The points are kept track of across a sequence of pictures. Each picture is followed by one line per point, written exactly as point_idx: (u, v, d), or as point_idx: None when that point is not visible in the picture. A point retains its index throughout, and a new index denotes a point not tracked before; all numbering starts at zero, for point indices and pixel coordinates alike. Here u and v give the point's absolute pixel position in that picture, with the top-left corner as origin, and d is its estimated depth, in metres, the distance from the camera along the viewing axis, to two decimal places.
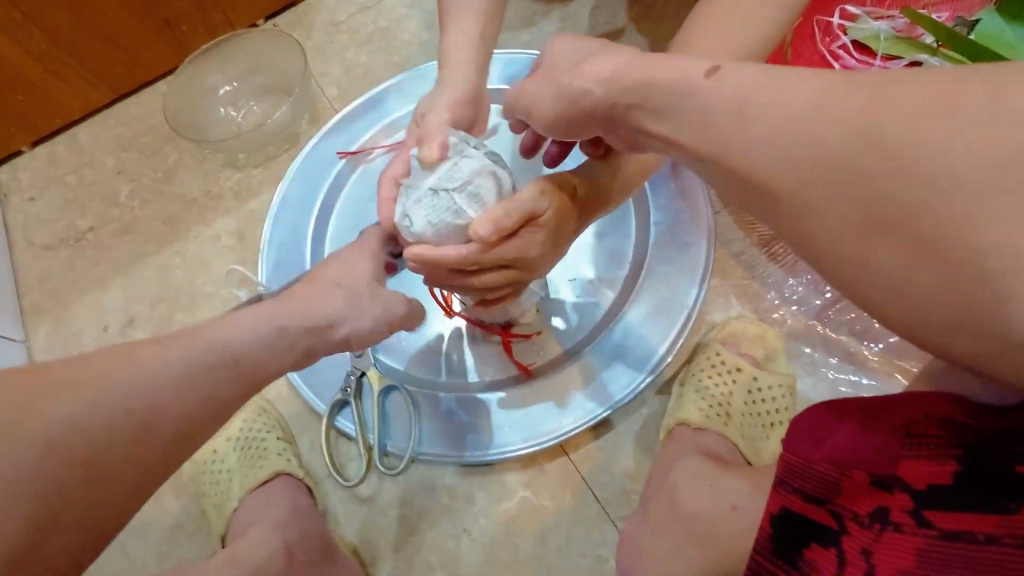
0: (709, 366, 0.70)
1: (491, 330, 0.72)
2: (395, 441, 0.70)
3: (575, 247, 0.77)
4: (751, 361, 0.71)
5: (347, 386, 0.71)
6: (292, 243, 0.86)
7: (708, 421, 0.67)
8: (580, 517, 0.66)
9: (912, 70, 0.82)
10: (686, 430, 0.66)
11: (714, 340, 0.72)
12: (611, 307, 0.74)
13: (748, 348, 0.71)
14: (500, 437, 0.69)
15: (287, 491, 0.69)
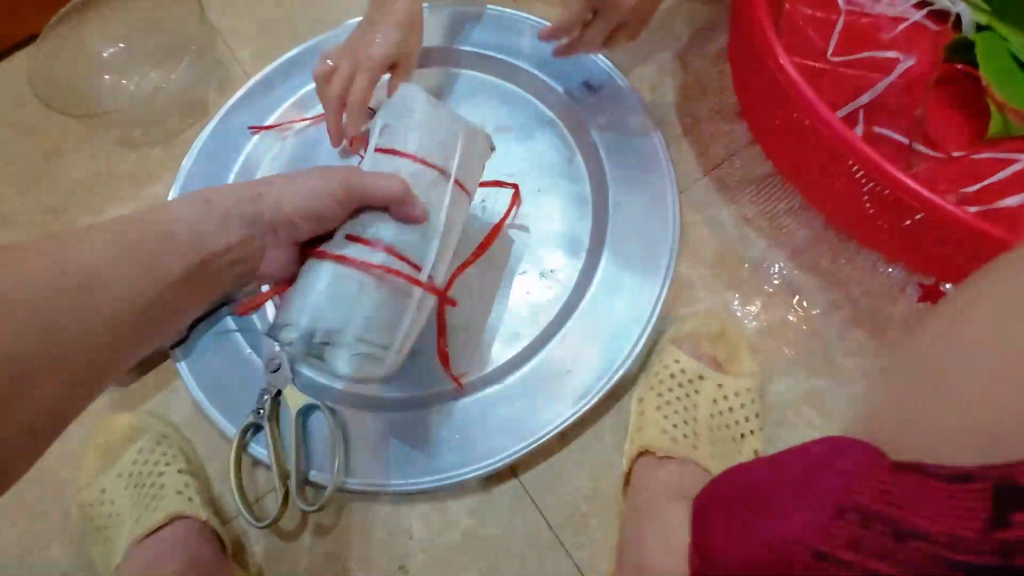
0: (667, 376, 0.63)
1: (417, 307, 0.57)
2: (318, 469, 0.61)
3: (525, 236, 0.67)
4: (714, 368, 0.64)
5: (260, 407, 0.61)
6: (216, 175, 0.75)
7: (674, 447, 0.60)
8: (532, 547, 0.58)
9: (921, 10, 0.70)
10: (649, 460, 0.60)
11: (672, 350, 0.64)
12: (566, 304, 0.65)
13: (709, 350, 0.65)
14: (441, 459, 0.60)
15: (188, 534, 0.60)
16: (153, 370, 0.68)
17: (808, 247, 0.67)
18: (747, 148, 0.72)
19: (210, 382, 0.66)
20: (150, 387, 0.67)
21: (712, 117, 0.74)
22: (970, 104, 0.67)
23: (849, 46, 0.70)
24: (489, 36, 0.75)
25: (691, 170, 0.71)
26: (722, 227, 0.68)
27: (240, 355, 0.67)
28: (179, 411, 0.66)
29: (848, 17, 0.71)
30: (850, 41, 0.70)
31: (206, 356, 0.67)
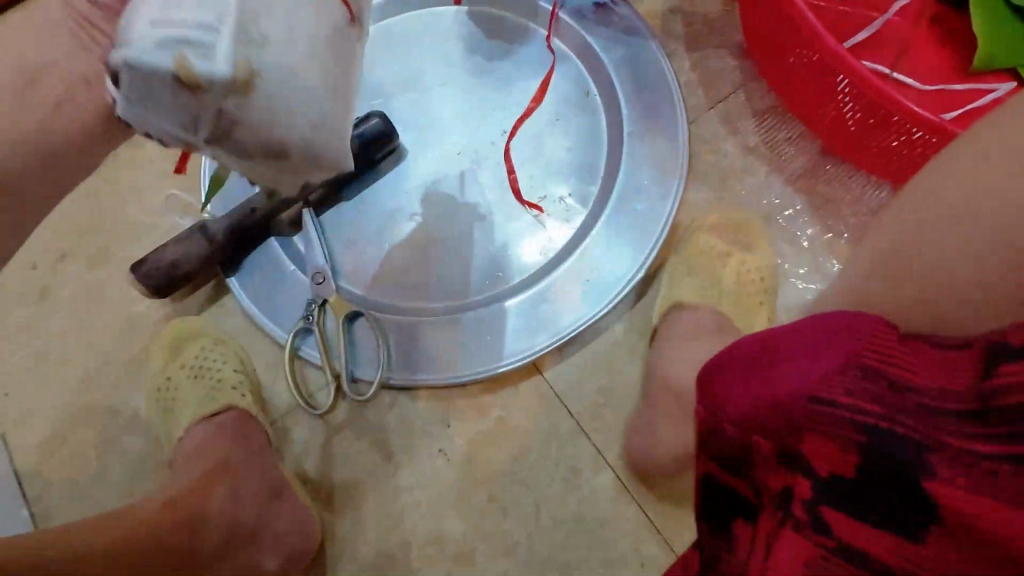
0: (700, 248, 0.69)
1: None
2: (362, 368, 0.67)
3: (552, 151, 0.74)
4: (741, 246, 0.70)
5: (308, 312, 0.68)
6: None
7: (700, 297, 0.67)
8: (554, 432, 0.66)
9: None
10: (679, 310, 0.67)
11: (686, 247, 0.70)
12: (583, 224, 0.71)
13: (735, 234, 0.71)
14: (472, 359, 0.67)
15: (239, 424, 0.66)
16: (208, 287, 0.75)
17: (803, 173, 0.73)
18: (750, 83, 0.77)
19: (259, 298, 0.73)
20: (206, 302, 0.75)
21: (719, 53, 0.79)
22: (955, 41, 0.72)
23: None
24: None
25: (699, 102, 0.77)
26: (726, 155, 0.75)
27: (285, 273, 0.73)
28: (233, 321, 0.73)
29: None
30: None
31: (254, 275, 0.74)
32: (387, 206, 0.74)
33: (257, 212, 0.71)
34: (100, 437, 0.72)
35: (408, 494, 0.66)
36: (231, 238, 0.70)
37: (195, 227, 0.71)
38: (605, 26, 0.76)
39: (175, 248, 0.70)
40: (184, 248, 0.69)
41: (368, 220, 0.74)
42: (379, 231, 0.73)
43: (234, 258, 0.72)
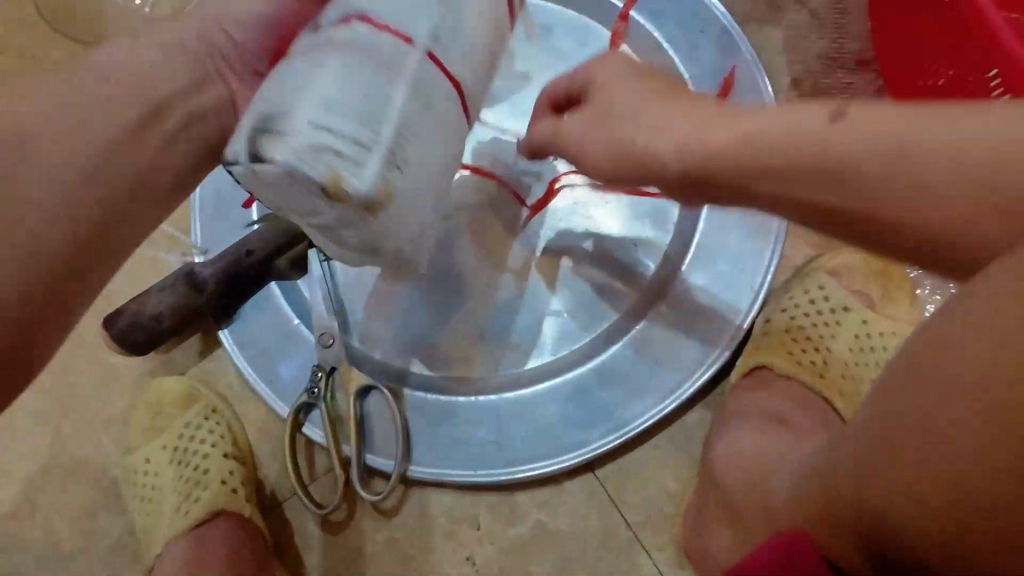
0: (807, 303, 0.55)
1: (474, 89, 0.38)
2: (377, 455, 0.56)
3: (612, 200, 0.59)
4: (863, 301, 0.56)
5: (314, 385, 0.56)
6: None
7: (800, 368, 0.53)
8: (606, 543, 0.55)
9: None
10: (768, 374, 0.54)
11: (778, 310, 0.55)
12: (652, 284, 0.58)
13: (861, 285, 0.56)
14: (510, 452, 0.55)
15: (230, 525, 0.56)
16: (196, 336, 0.63)
17: None
18: None
19: (254, 355, 0.60)
20: (194, 354, 0.62)
21: (826, 65, 0.63)
22: None
23: None
24: None
25: None
26: None
27: (287, 327, 0.61)
28: (226, 382, 0.62)
29: None
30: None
31: (250, 327, 0.61)
32: None
33: (253, 256, 0.57)
34: (56, 510, 0.59)
35: None
36: (224, 288, 0.57)
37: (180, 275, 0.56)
38: (689, 32, 0.61)
39: (154, 296, 0.57)
40: (166, 299, 0.56)
41: None
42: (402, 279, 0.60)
43: (227, 308, 0.59)
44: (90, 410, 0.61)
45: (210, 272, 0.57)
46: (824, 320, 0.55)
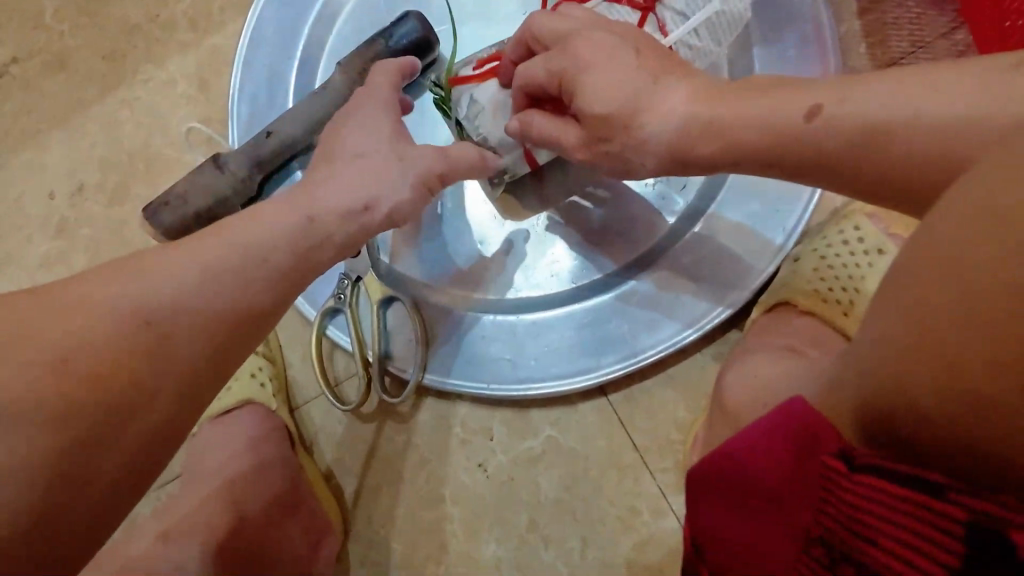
0: (836, 239, 0.55)
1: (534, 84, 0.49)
2: (399, 363, 0.59)
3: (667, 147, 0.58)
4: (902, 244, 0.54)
5: (340, 291, 0.58)
6: (289, 30, 0.66)
7: (818, 305, 0.52)
8: (613, 464, 0.57)
9: None
10: (785, 309, 0.53)
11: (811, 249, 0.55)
12: (677, 215, 0.57)
13: (901, 229, 0.55)
14: (524, 370, 0.57)
15: (261, 415, 0.59)
16: None
17: None
18: (937, 40, 0.57)
19: None
20: None
21: None
22: None
23: None
24: None
25: (857, 65, 0.58)
26: None
27: None
28: None
29: None
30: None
31: None
32: None
33: (274, 137, 0.60)
34: None
35: (441, 507, 0.59)
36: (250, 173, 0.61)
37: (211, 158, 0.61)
38: None
39: (188, 182, 0.60)
40: (196, 181, 0.60)
41: None
42: None
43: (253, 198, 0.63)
44: None
45: (238, 157, 0.60)
46: (857, 260, 0.53)
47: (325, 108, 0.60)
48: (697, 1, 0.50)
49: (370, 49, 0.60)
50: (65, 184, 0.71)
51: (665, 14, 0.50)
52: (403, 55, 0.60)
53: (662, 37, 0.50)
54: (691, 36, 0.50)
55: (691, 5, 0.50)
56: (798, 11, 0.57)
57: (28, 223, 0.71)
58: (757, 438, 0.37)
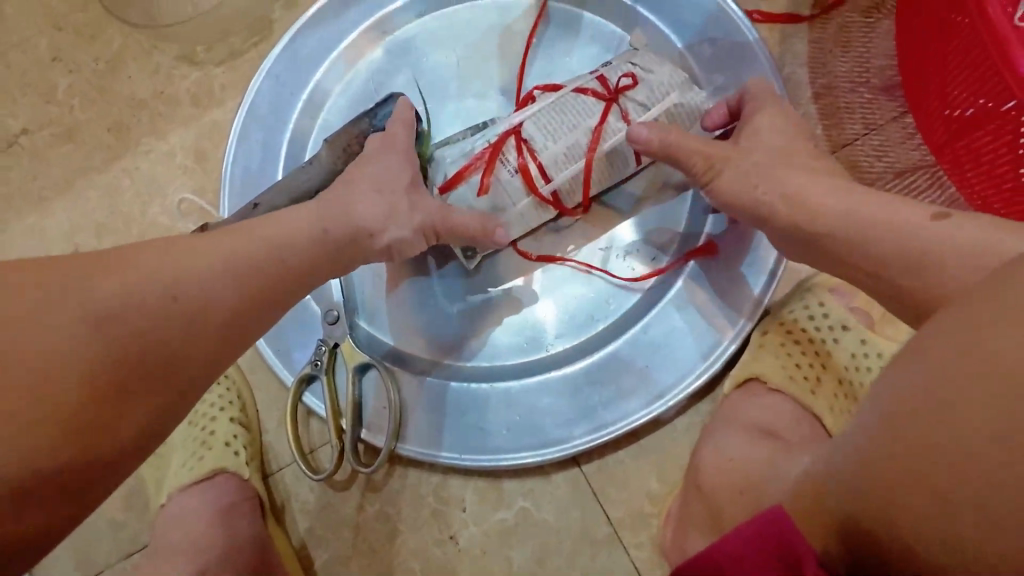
0: (801, 313, 0.56)
1: (518, 172, 0.53)
2: (372, 430, 0.59)
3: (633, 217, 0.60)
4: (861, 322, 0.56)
5: (317, 358, 0.59)
6: (281, 107, 0.71)
7: (787, 382, 0.54)
8: (586, 538, 0.56)
9: None
10: (756, 386, 0.54)
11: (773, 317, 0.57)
12: (645, 286, 0.59)
13: (861, 305, 0.57)
14: (494, 439, 0.57)
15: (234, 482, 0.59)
16: None
17: None
18: (890, 123, 0.61)
19: None
20: None
21: (850, 80, 0.62)
22: None
23: None
24: None
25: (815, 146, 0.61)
26: None
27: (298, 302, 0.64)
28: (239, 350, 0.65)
29: None
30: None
31: None
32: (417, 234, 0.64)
33: (261, 208, 0.63)
34: None
35: None
36: None
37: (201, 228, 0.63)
38: (708, 48, 0.62)
39: None
40: None
41: None
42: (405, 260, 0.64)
43: None
44: None
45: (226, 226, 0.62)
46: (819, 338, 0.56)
47: (312, 183, 0.63)
48: (657, 92, 0.53)
49: (353, 130, 0.63)
50: (64, 250, 0.74)
51: (628, 105, 0.53)
52: (388, 133, 0.63)
53: (626, 125, 0.53)
54: (653, 124, 0.54)
55: (651, 96, 0.53)
56: (758, 94, 0.60)
57: None
58: (747, 552, 0.37)
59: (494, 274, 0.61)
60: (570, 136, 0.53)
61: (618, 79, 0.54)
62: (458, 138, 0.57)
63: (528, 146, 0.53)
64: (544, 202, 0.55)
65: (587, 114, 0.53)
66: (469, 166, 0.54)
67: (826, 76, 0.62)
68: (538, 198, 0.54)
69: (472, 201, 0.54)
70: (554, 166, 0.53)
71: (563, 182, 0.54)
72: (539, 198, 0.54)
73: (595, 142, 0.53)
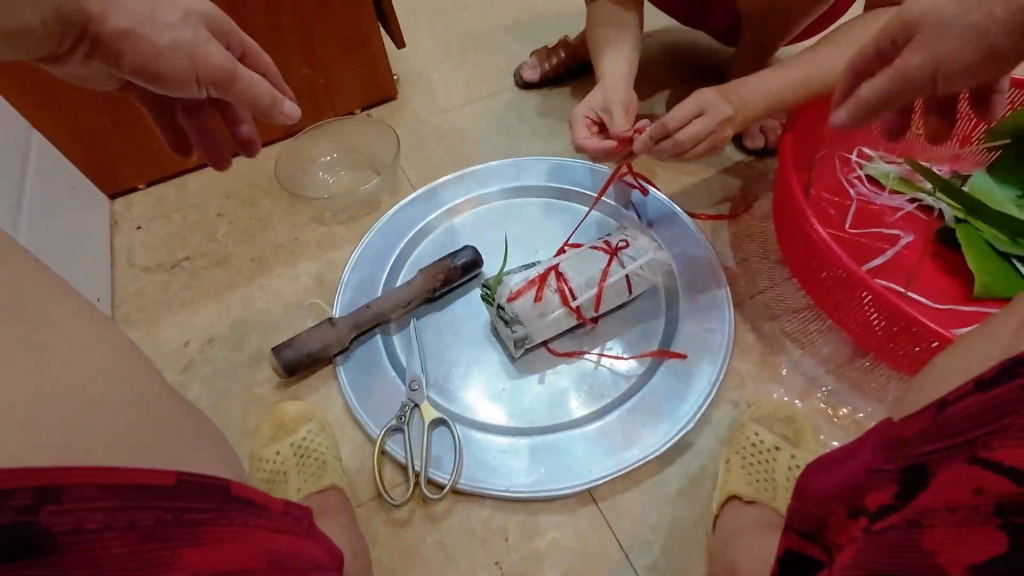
0: (750, 444, 0.78)
1: (557, 293, 0.83)
2: (439, 470, 0.77)
3: (626, 328, 0.90)
4: (787, 440, 0.80)
5: (402, 413, 0.80)
6: (385, 248, 1.04)
7: (754, 493, 0.75)
8: (605, 560, 0.74)
9: (912, 204, 0.97)
10: (737, 502, 0.74)
11: (735, 455, 0.77)
12: (637, 375, 0.86)
13: (780, 428, 0.80)
14: (532, 477, 0.78)
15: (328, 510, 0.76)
16: (324, 376, 0.90)
17: (837, 363, 0.87)
18: (786, 281, 0.94)
19: (360, 391, 0.86)
20: (318, 387, 0.90)
21: (760, 254, 0.98)
22: (953, 275, 0.91)
23: (861, 223, 0.97)
24: (640, 195, 1.04)
25: (741, 290, 0.94)
26: (766, 335, 0.90)
27: (385, 377, 0.88)
28: (337, 414, 0.87)
29: (860, 203, 0.99)
30: (862, 219, 0.98)
31: (357, 369, 0.88)
32: (477, 334, 0.91)
33: (371, 310, 0.88)
34: None
35: None
36: (353, 333, 0.88)
37: (326, 321, 0.88)
38: (670, 228, 0.99)
39: (306, 335, 0.87)
40: (313, 335, 0.87)
41: (465, 347, 0.91)
42: (468, 352, 0.90)
43: (346, 349, 0.89)
44: (247, 427, 0.89)
45: (346, 319, 0.88)
46: (766, 457, 0.78)
47: (408, 295, 0.90)
48: (641, 251, 0.87)
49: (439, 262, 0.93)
50: (202, 338, 0.99)
51: (623, 257, 0.86)
52: (462, 269, 0.92)
53: (623, 269, 0.85)
54: (639, 269, 0.86)
55: (638, 253, 0.87)
56: (700, 256, 0.95)
57: (165, 364, 0.97)
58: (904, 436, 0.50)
59: (532, 362, 0.88)
60: (589, 273, 0.85)
61: (616, 241, 0.88)
62: (514, 269, 0.86)
63: (564, 277, 0.84)
64: (572, 313, 0.84)
65: (599, 261, 0.86)
66: (524, 288, 0.83)
67: (745, 252, 0.98)
68: (569, 310, 0.84)
69: (527, 309, 0.82)
70: (579, 291, 0.84)
71: (584, 300, 0.84)
72: (569, 310, 0.84)
73: (604, 277, 0.85)
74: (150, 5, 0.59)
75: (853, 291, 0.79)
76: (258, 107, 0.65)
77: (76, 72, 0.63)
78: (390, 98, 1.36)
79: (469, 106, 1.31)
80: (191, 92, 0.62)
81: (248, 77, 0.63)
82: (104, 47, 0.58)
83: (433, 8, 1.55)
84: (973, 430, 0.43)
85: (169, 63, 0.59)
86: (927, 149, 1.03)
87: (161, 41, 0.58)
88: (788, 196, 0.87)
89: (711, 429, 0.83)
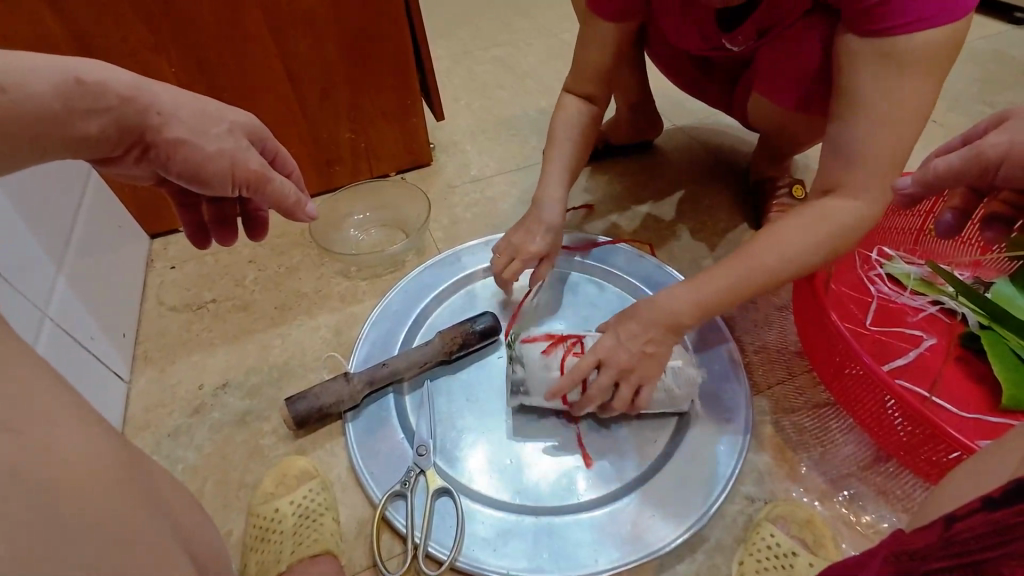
0: (766, 547, 0.74)
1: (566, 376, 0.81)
2: (438, 545, 0.75)
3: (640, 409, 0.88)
4: (805, 547, 0.75)
5: (407, 479, 0.78)
6: (405, 308, 1.06)
7: None
8: None
9: (934, 306, 0.97)
10: None
11: (750, 556, 0.74)
12: (650, 459, 0.83)
13: (798, 533, 0.76)
14: (532, 561, 0.75)
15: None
16: (332, 432, 0.90)
17: (860, 467, 0.83)
18: (804, 373, 0.93)
19: (365, 451, 0.85)
20: (324, 443, 0.89)
21: (778, 344, 0.97)
22: (980, 382, 0.89)
23: (881, 321, 0.97)
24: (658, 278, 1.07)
25: (760, 379, 0.93)
26: (783, 430, 0.88)
27: (392, 438, 0.86)
28: (339, 473, 0.86)
29: (880, 300, 0.99)
30: (883, 317, 0.98)
31: (364, 427, 0.87)
32: (489, 401, 0.91)
33: (387, 368, 0.88)
34: None
35: None
36: (365, 390, 0.88)
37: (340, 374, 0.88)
38: None
39: (320, 389, 0.87)
40: (326, 390, 0.86)
41: (477, 413, 0.90)
42: (478, 420, 0.89)
43: (357, 406, 0.88)
44: (249, 479, 0.88)
45: (361, 375, 0.87)
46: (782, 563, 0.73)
47: (425, 356, 0.90)
48: None
49: (458, 325, 0.93)
50: (217, 380, 1.00)
51: None
52: (480, 334, 0.92)
53: None
54: None
55: None
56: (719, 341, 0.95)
57: (176, 403, 0.98)
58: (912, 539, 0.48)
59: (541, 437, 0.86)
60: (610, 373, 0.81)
61: None
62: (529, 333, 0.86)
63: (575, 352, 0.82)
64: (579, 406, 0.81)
65: None
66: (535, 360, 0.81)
67: (764, 339, 0.98)
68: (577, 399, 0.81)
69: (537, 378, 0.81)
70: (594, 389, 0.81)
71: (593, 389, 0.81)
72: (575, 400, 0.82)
73: None
74: (199, 118, 0.67)
75: (875, 391, 0.78)
76: (282, 206, 0.75)
77: (124, 170, 0.70)
78: (424, 163, 1.44)
79: (497, 177, 1.38)
80: (226, 190, 0.71)
81: (278, 180, 0.72)
82: (155, 152, 0.66)
83: (474, 86, 1.67)
84: (979, 549, 0.41)
85: (210, 167, 0.68)
86: (947, 253, 1.04)
87: (207, 150, 0.67)
88: (807, 288, 0.88)
89: (725, 526, 0.79)
